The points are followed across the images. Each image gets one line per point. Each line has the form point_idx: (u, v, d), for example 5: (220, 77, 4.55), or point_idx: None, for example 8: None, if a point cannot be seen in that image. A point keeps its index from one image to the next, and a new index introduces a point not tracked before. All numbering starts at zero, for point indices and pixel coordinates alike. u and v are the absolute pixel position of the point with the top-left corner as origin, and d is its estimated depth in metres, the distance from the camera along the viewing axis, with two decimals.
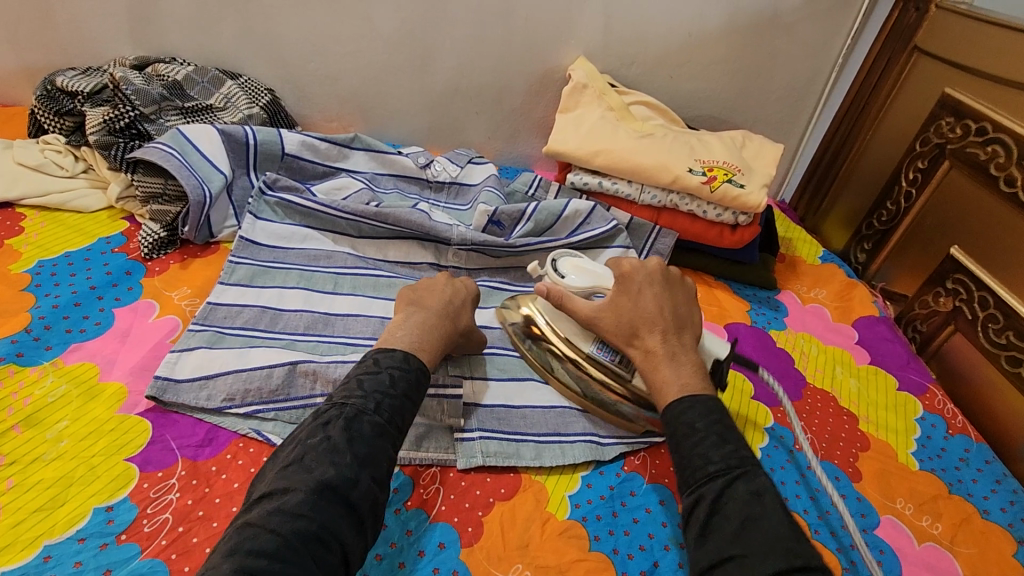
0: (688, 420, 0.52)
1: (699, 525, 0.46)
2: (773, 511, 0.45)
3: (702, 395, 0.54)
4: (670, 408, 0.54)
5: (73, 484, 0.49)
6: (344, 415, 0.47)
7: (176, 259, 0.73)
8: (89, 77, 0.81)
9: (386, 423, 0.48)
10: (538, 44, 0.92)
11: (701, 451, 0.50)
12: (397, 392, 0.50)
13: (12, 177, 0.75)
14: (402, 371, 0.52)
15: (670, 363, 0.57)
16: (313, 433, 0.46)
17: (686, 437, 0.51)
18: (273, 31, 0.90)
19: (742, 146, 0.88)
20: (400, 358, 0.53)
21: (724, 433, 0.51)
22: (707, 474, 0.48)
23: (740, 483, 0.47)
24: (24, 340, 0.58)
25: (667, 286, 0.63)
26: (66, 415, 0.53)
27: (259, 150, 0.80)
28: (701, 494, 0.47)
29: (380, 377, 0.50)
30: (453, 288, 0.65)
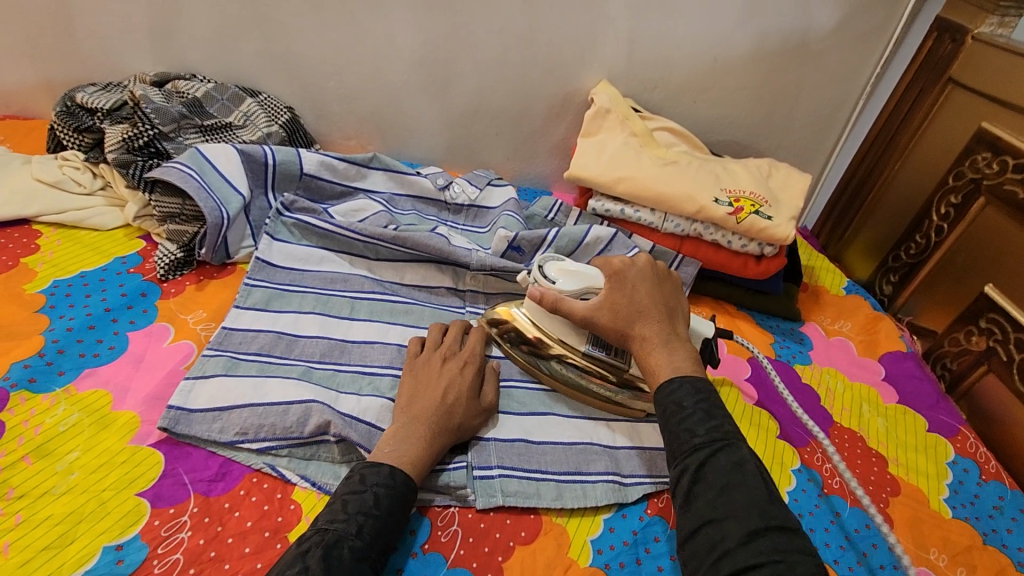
0: (676, 397, 0.51)
1: (682, 493, 0.46)
2: (753, 478, 0.45)
3: (692, 376, 0.53)
4: (661, 389, 0.53)
5: (83, 521, 0.47)
6: (323, 542, 0.44)
7: (192, 280, 0.72)
8: (109, 93, 0.81)
9: (368, 548, 0.45)
10: (561, 67, 0.91)
11: (688, 425, 0.49)
12: (380, 512, 0.48)
13: (29, 194, 0.74)
14: (387, 488, 0.49)
15: (663, 348, 0.56)
16: (290, 564, 0.43)
17: (673, 413, 0.50)
18: (295, 50, 0.90)
19: (768, 176, 0.86)
20: (386, 474, 0.50)
21: (711, 410, 0.50)
22: (692, 445, 0.48)
23: (723, 454, 0.47)
24: (36, 365, 0.57)
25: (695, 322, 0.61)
26: (77, 445, 0.52)
27: (278, 170, 0.79)
28: (684, 466, 0.47)
29: (364, 497, 0.48)
30: (448, 385, 0.59)
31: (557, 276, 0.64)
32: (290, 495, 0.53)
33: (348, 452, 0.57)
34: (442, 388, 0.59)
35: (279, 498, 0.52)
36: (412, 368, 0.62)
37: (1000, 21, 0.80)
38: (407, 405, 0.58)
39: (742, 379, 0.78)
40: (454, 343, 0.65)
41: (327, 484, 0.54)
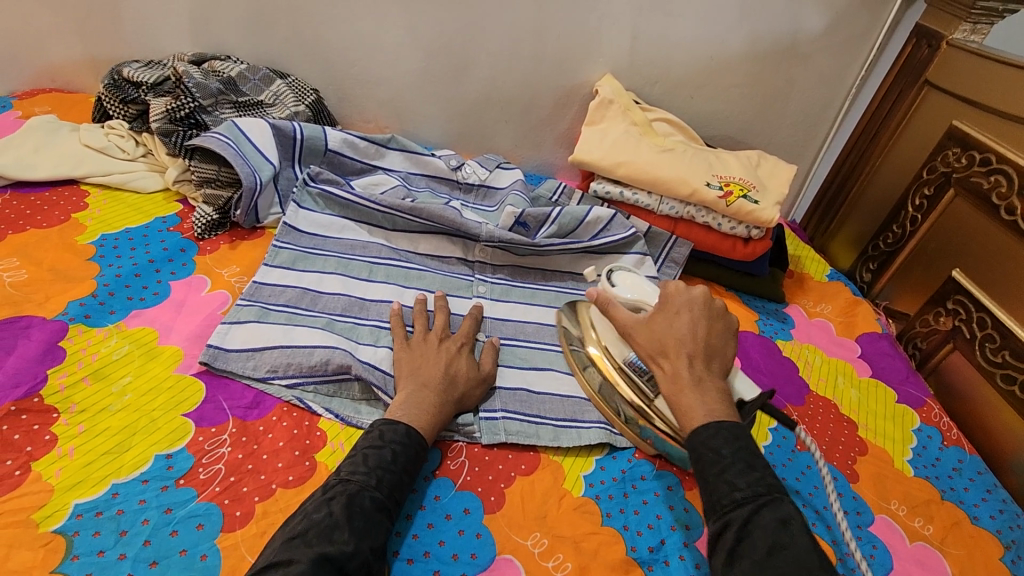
0: (712, 445, 0.51)
1: (725, 550, 0.46)
2: (801, 540, 0.44)
3: (727, 421, 0.54)
4: (695, 432, 0.53)
5: (137, 433, 0.54)
6: (347, 491, 0.49)
7: (226, 240, 0.78)
8: (152, 69, 0.87)
9: (385, 498, 0.50)
10: (568, 60, 0.98)
11: (728, 478, 0.49)
12: (397, 468, 0.52)
13: (79, 157, 0.81)
14: (403, 446, 0.54)
15: (695, 389, 0.56)
16: (319, 508, 0.48)
17: (711, 462, 0.51)
18: (322, 37, 0.96)
19: (757, 165, 0.93)
20: (402, 433, 0.54)
21: (751, 460, 0.50)
22: (733, 500, 0.48)
23: (768, 510, 0.47)
24: (91, 304, 0.64)
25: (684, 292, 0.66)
26: (129, 372, 0.58)
27: (305, 144, 0.86)
28: (729, 520, 0.47)
29: (382, 453, 0.52)
30: (449, 362, 0.63)
31: (618, 284, 0.72)
32: (317, 423, 0.59)
33: (366, 392, 0.63)
34: (443, 363, 0.62)
35: (307, 425, 0.59)
36: (407, 348, 0.64)
37: (972, 28, 0.86)
38: (412, 375, 0.61)
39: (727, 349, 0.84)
40: (447, 327, 0.68)
41: (349, 416, 0.60)
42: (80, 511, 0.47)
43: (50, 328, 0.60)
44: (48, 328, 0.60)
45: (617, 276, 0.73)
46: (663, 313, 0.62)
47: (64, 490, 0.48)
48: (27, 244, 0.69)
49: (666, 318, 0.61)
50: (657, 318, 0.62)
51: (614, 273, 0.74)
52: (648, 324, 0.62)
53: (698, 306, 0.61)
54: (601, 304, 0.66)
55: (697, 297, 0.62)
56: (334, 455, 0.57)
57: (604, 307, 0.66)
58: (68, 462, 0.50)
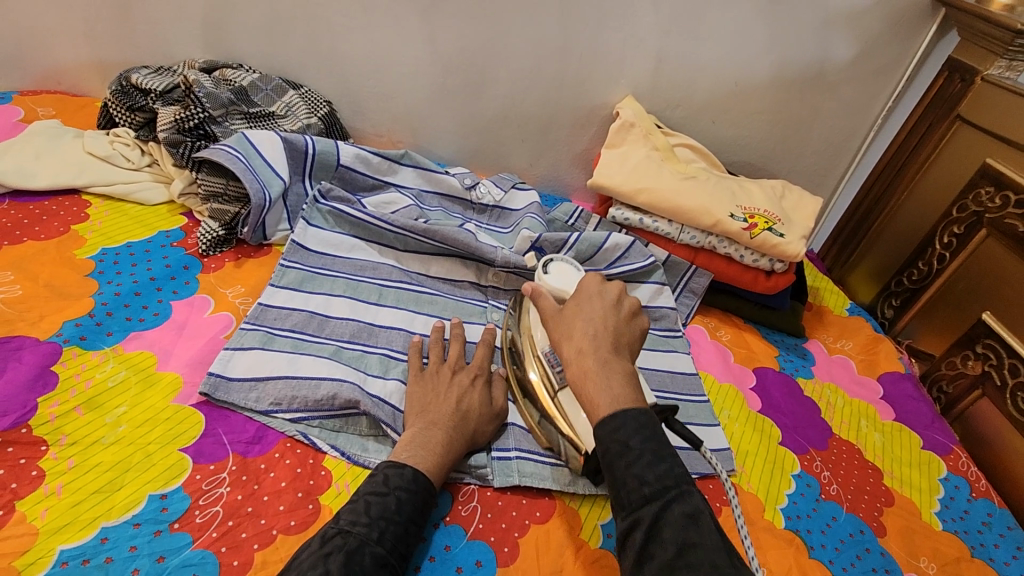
0: (621, 437, 0.47)
1: (634, 550, 0.43)
2: (709, 534, 0.42)
3: (636, 409, 0.49)
4: (601, 423, 0.49)
5: (130, 470, 0.50)
6: (346, 546, 0.45)
7: (230, 258, 0.75)
8: (161, 76, 0.85)
9: (387, 553, 0.46)
10: (589, 80, 0.95)
11: (637, 472, 0.46)
12: (401, 519, 0.49)
13: (82, 165, 0.78)
14: (409, 493, 0.50)
15: (600, 372, 0.51)
16: (314, 565, 0.43)
17: (619, 455, 0.47)
18: (338, 48, 0.94)
19: (781, 196, 0.90)
20: (409, 478, 0.51)
21: (659, 451, 0.47)
22: (641, 497, 0.45)
23: (676, 506, 0.44)
24: (87, 324, 0.60)
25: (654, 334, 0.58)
26: (125, 401, 0.55)
27: (317, 159, 0.83)
28: (637, 518, 0.44)
29: (387, 501, 0.49)
30: (460, 396, 0.60)
31: (550, 273, 0.68)
32: (321, 462, 0.56)
33: (373, 429, 0.59)
34: (455, 399, 0.59)
35: (311, 463, 0.55)
36: (419, 379, 0.62)
37: (1009, 64, 0.84)
38: (421, 413, 0.58)
39: (746, 387, 0.81)
40: (460, 357, 0.65)
41: (356, 454, 0.57)
42: (65, 559, 0.44)
43: (42, 351, 0.56)
44: (40, 351, 0.56)
45: (553, 266, 0.69)
46: (576, 301, 0.59)
47: (50, 533, 0.45)
48: (22, 258, 0.65)
49: (578, 305, 0.58)
50: (569, 306, 0.58)
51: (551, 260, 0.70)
52: (560, 312, 0.58)
53: (609, 298, 0.58)
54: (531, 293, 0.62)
55: (611, 292, 0.59)
56: (339, 497, 0.53)
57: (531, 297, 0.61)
58: (55, 502, 0.47)
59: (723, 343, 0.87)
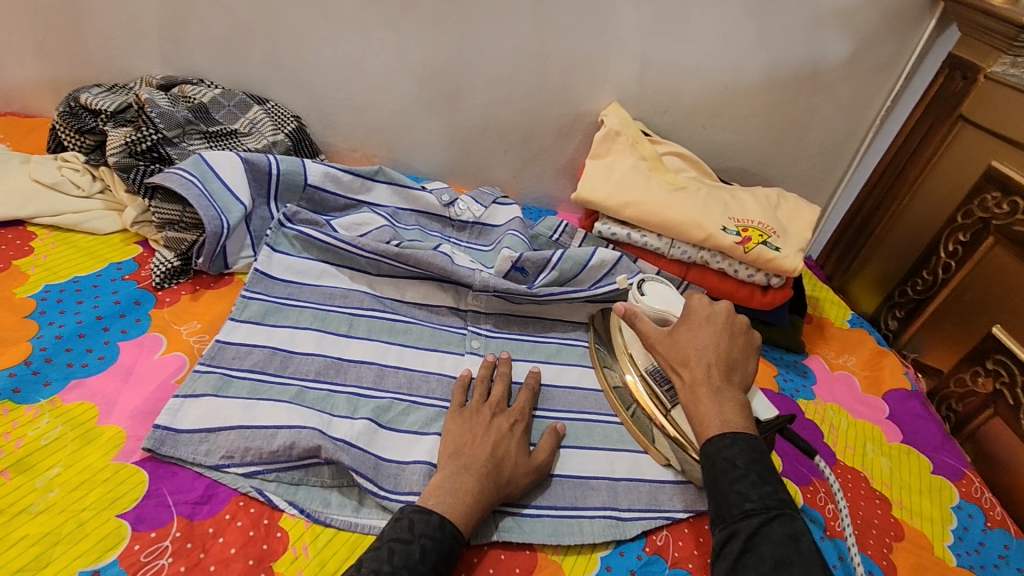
0: (739, 484, 0.50)
1: (731, 558, 0.46)
2: (809, 555, 0.44)
3: (744, 433, 0.54)
4: (710, 440, 0.54)
5: (60, 542, 0.45)
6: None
7: (188, 290, 0.70)
8: (114, 95, 0.80)
9: None
10: (571, 88, 0.91)
11: (740, 488, 0.49)
12: (426, 568, 0.46)
13: (27, 194, 0.73)
14: (435, 542, 0.47)
15: (714, 398, 0.56)
16: None
17: (725, 472, 0.51)
18: (304, 60, 0.89)
19: (777, 207, 0.85)
20: (435, 524, 0.48)
21: (764, 472, 0.50)
22: (743, 510, 0.48)
23: (777, 523, 0.47)
24: (22, 374, 0.55)
25: (720, 322, 0.62)
26: (59, 461, 0.50)
27: (281, 180, 0.78)
28: (735, 529, 0.47)
29: (411, 549, 0.46)
30: (498, 442, 0.56)
31: (648, 293, 0.68)
32: (278, 521, 0.51)
33: (336, 481, 0.54)
34: (491, 444, 0.56)
35: (266, 524, 0.50)
36: (458, 417, 0.59)
37: (1014, 60, 0.79)
38: (456, 455, 0.55)
39: None
40: (501, 399, 0.62)
41: (316, 511, 0.52)
42: None
43: None
44: None
45: (647, 284, 0.69)
46: (687, 325, 0.62)
47: None
48: None
49: (690, 330, 0.61)
50: (681, 329, 0.62)
51: (644, 280, 0.70)
52: (670, 335, 0.62)
53: (719, 320, 0.62)
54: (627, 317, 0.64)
55: (722, 313, 0.63)
56: (296, 562, 0.48)
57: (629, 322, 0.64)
58: None
59: None
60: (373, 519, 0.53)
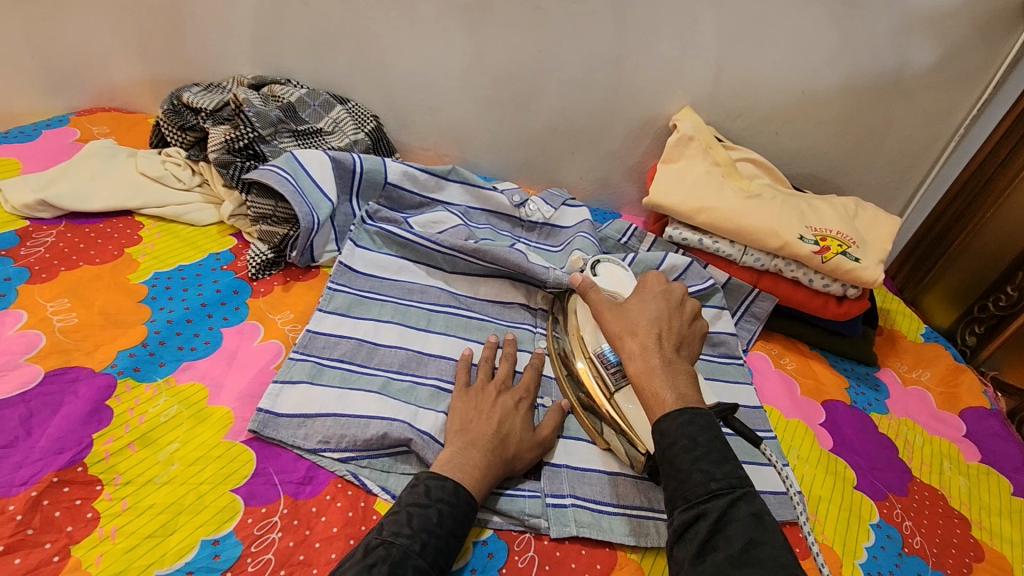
0: (688, 432, 0.48)
1: (697, 541, 0.43)
2: (776, 535, 0.42)
3: (701, 409, 0.50)
4: (667, 415, 0.50)
5: (183, 512, 0.49)
6: (391, 558, 0.44)
7: (280, 281, 0.74)
8: (211, 94, 0.84)
9: (429, 567, 0.46)
10: (645, 93, 0.91)
11: (704, 467, 0.46)
12: (443, 531, 0.48)
13: (135, 187, 0.78)
14: (451, 507, 0.49)
15: (666, 371, 0.53)
16: (357, 572, 0.43)
17: (686, 450, 0.47)
18: (386, 61, 0.92)
19: (854, 216, 0.84)
20: (450, 491, 0.50)
21: (725, 450, 0.47)
22: (709, 491, 0.45)
23: (743, 504, 0.44)
24: (140, 355, 0.60)
25: (673, 299, 0.61)
26: (177, 437, 0.54)
27: (364, 177, 0.81)
28: (704, 510, 0.44)
29: (429, 513, 0.48)
30: (502, 419, 0.58)
31: (600, 274, 0.72)
32: (373, 505, 0.54)
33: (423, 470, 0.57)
34: (496, 419, 0.58)
35: (362, 507, 0.53)
36: (463, 396, 0.61)
37: None
38: (461, 432, 0.57)
39: (816, 423, 0.75)
40: (507, 378, 0.64)
41: None
42: None
43: (97, 383, 0.56)
44: (96, 383, 0.56)
45: (602, 267, 0.73)
46: (639, 298, 0.61)
47: None
48: (77, 283, 0.65)
49: (641, 302, 0.61)
50: (631, 300, 0.61)
51: (601, 262, 0.74)
52: (621, 306, 0.61)
53: (672, 297, 0.61)
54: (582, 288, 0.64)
55: (675, 292, 0.62)
56: None
57: (582, 293, 0.64)
58: (109, 547, 0.46)
59: (788, 372, 0.81)
60: None
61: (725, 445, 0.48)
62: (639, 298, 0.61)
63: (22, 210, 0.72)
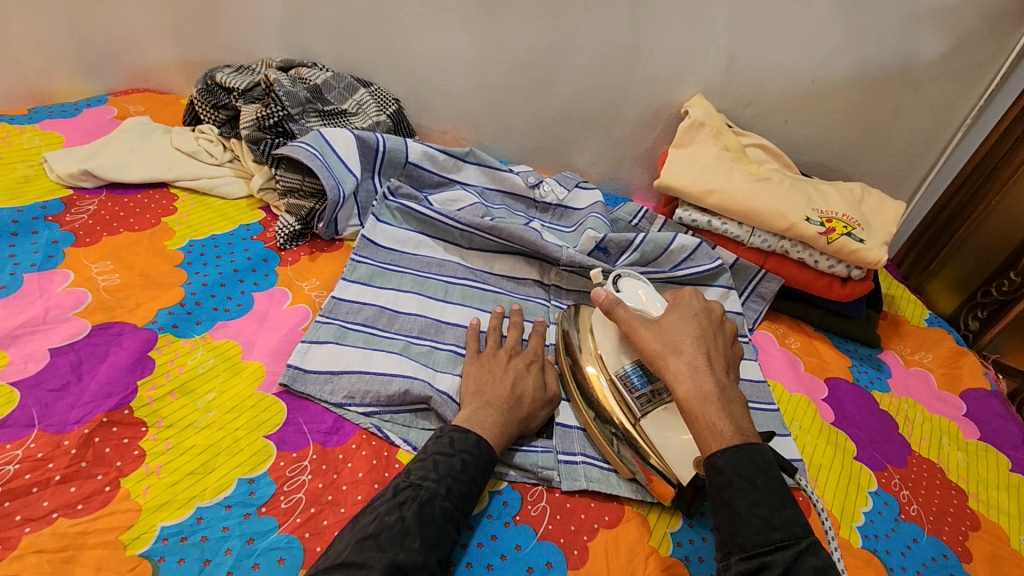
0: (745, 472, 0.47)
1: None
2: None
3: (756, 443, 0.49)
4: (724, 450, 0.48)
5: (221, 453, 0.53)
6: (419, 498, 0.48)
7: (306, 252, 0.78)
8: (243, 74, 0.88)
9: (454, 509, 0.49)
10: (659, 80, 0.93)
11: (763, 514, 0.45)
12: (467, 479, 0.51)
13: (171, 161, 0.82)
14: (473, 457, 0.52)
15: (721, 398, 0.51)
16: (390, 511, 0.47)
17: (742, 491, 0.47)
18: (409, 46, 0.95)
19: (860, 201, 0.86)
20: (473, 442, 0.53)
21: (784, 495, 0.46)
22: (771, 541, 0.44)
23: (808, 557, 0.43)
24: (179, 313, 0.64)
25: (710, 318, 0.61)
26: (214, 387, 0.58)
27: (386, 156, 0.84)
28: (766, 562, 0.43)
29: (453, 461, 0.51)
30: (516, 381, 0.61)
31: (622, 290, 0.66)
32: (395, 455, 0.57)
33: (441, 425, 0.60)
34: (510, 381, 0.60)
35: (386, 456, 0.57)
36: (475, 360, 0.64)
37: None
38: (477, 393, 0.59)
39: (818, 398, 0.78)
40: (516, 345, 0.67)
41: None
42: (166, 535, 0.46)
43: (140, 336, 0.60)
44: (139, 337, 0.60)
45: (623, 282, 0.67)
46: (677, 316, 0.60)
47: (151, 510, 0.48)
48: (119, 248, 0.69)
49: (680, 321, 0.59)
50: (669, 318, 0.60)
51: (621, 277, 0.67)
52: (659, 324, 0.60)
53: (709, 315, 0.61)
54: (608, 304, 0.63)
55: (714, 312, 0.62)
56: None
57: (611, 310, 0.63)
58: (155, 480, 0.49)
59: (792, 351, 0.84)
60: None
61: (783, 488, 0.47)
62: (678, 315, 0.60)
63: (67, 179, 0.76)
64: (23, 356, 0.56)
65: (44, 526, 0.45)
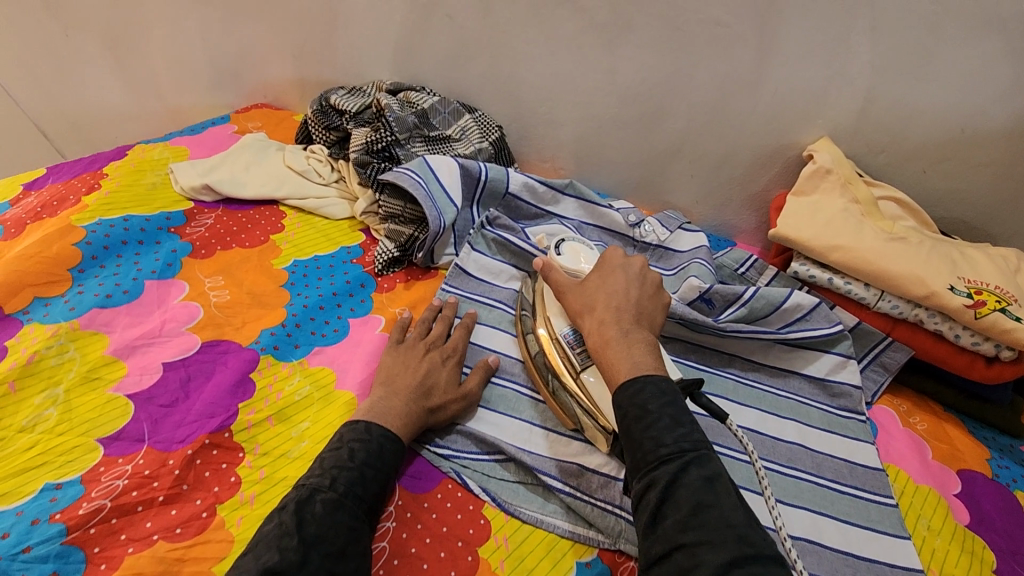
0: (639, 401, 0.50)
1: (648, 509, 0.44)
2: (726, 497, 0.43)
3: (657, 375, 0.52)
4: (623, 389, 0.52)
5: None
6: (299, 497, 0.47)
7: (401, 279, 0.78)
8: (355, 97, 0.91)
9: (341, 497, 0.47)
10: (782, 120, 0.87)
11: (654, 433, 0.47)
12: (355, 464, 0.50)
13: (282, 178, 0.85)
14: (362, 443, 0.51)
15: (621, 342, 0.55)
16: (269, 520, 0.46)
17: (637, 419, 0.49)
18: (518, 74, 0.95)
19: (1015, 271, 0.76)
20: (361, 430, 0.53)
21: (678, 416, 0.48)
22: (658, 457, 0.46)
23: (693, 468, 0.45)
24: (280, 335, 0.65)
25: (633, 271, 0.63)
26: (308, 417, 0.58)
27: (487, 187, 0.83)
28: (652, 478, 0.45)
29: (338, 453, 0.51)
30: (427, 372, 0.60)
31: (563, 253, 0.71)
32: (482, 509, 0.55)
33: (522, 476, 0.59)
34: (421, 373, 0.60)
35: (471, 509, 0.55)
36: (394, 350, 0.63)
37: None
38: (385, 383, 0.59)
39: (948, 492, 0.68)
40: (439, 336, 0.66)
41: (507, 503, 0.56)
42: None
43: (244, 356, 0.61)
44: (242, 357, 0.61)
45: (564, 245, 0.72)
46: (598, 274, 0.63)
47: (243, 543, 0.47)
48: (230, 264, 0.72)
49: (600, 279, 0.62)
50: (592, 279, 0.63)
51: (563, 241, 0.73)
52: (582, 284, 0.63)
53: (633, 269, 0.62)
54: (544, 270, 0.66)
55: (634, 265, 0.63)
56: (498, 551, 0.52)
57: (545, 274, 0.65)
58: (249, 511, 0.50)
59: (918, 432, 0.74)
60: (558, 520, 0.55)
61: (676, 409, 0.49)
62: (599, 275, 0.63)
63: (189, 192, 0.80)
64: (139, 368, 0.58)
65: (145, 547, 0.46)
